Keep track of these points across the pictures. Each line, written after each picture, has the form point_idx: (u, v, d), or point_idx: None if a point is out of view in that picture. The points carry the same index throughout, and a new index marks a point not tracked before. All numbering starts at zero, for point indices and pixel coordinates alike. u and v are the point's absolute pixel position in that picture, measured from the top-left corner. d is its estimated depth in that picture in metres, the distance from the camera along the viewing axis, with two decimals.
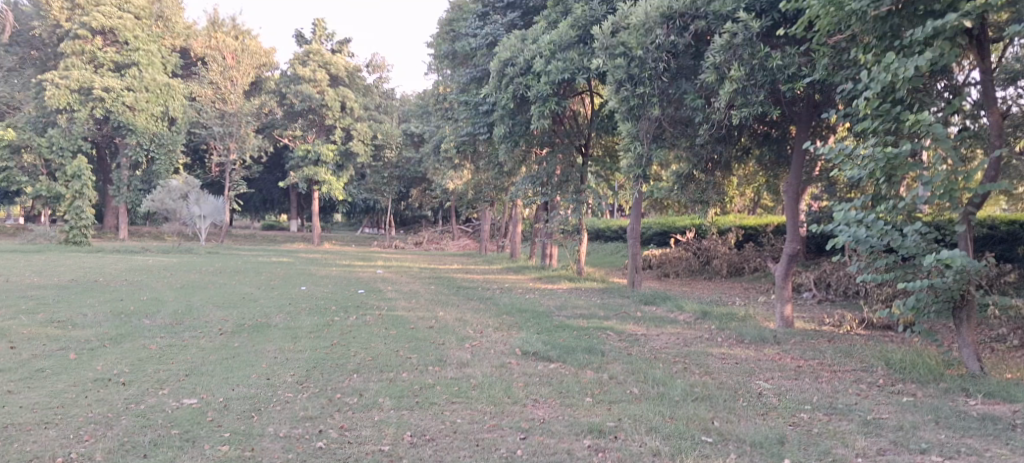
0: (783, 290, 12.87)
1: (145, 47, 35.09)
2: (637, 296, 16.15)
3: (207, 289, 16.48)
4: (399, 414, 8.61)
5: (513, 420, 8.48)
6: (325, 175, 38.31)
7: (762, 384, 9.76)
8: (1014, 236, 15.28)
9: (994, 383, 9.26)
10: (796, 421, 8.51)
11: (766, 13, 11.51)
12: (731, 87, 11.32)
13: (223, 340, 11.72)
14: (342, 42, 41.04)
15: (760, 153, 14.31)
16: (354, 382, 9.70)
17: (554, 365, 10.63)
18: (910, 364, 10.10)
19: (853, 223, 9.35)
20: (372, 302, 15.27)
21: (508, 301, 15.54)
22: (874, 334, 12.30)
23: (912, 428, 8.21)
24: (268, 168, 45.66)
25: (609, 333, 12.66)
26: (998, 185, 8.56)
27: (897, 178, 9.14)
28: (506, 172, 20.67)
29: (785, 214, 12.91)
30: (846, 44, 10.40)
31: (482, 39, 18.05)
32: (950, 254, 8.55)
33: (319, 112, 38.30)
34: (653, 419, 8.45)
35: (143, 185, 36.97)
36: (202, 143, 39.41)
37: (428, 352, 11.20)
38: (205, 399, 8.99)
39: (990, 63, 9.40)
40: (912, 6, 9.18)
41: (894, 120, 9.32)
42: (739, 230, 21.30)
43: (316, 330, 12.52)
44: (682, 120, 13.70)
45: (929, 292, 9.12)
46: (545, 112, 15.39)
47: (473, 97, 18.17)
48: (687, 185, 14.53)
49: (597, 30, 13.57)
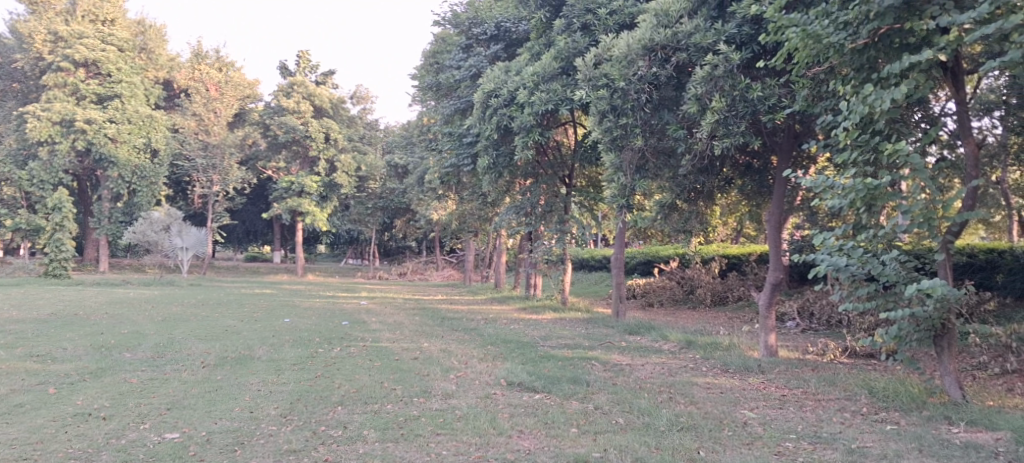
0: (767, 320, 12.94)
1: (128, 79, 35.06)
2: (622, 326, 16.13)
3: (190, 322, 16.31)
4: (384, 446, 8.54)
5: (499, 451, 8.44)
6: (309, 206, 38.08)
7: (747, 414, 9.76)
8: (993, 264, 15.41)
9: (976, 411, 9.31)
10: (781, 450, 8.51)
11: (746, 45, 11.73)
12: (713, 118, 11.49)
13: (205, 373, 11.60)
14: (327, 74, 41.20)
15: (741, 183, 14.44)
16: (338, 414, 9.62)
17: (539, 396, 10.60)
18: (893, 393, 10.14)
19: (835, 252, 9.47)
20: (357, 334, 15.15)
21: (493, 332, 15.47)
22: (857, 363, 12.36)
23: (896, 456, 8.24)
24: (252, 199, 45.48)
25: (595, 364, 12.66)
26: (976, 214, 8.67)
27: (877, 207, 9.24)
28: (490, 203, 20.71)
29: (768, 243, 13.00)
30: (825, 76, 10.58)
31: (466, 71, 18.26)
32: (931, 282, 8.62)
33: (304, 144, 38.56)
34: (638, 450, 8.42)
35: (125, 217, 36.67)
36: (184, 175, 39.21)
37: (413, 383, 11.13)
38: (187, 433, 8.88)
39: (966, 95, 9.56)
40: (888, 38, 9.34)
41: (873, 151, 9.47)
42: (722, 259, 21.48)
43: (300, 362, 12.43)
44: (664, 151, 13.76)
45: (910, 321, 9.19)
46: (529, 143, 15.52)
47: (457, 129, 18.12)
48: (670, 215, 14.87)
49: (580, 62, 13.78)
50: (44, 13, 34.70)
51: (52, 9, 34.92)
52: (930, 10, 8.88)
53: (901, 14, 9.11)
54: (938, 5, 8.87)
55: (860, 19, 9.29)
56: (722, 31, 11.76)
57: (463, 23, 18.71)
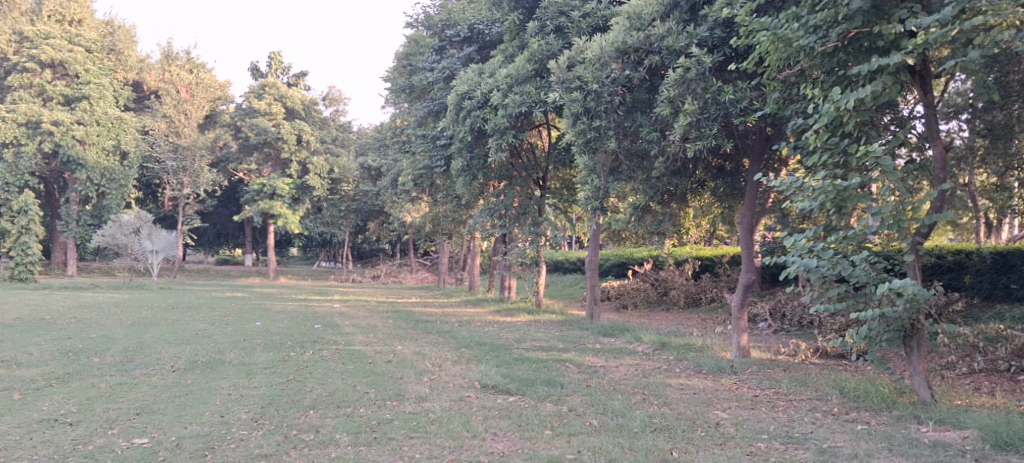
0: (739, 321, 13.03)
1: (97, 80, 34.58)
2: (596, 328, 16.17)
3: (160, 326, 16.13)
4: (357, 450, 8.50)
5: (472, 454, 8.42)
6: (280, 209, 37.70)
7: (719, 415, 9.81)
8: (961, 265, 15.51)
9: (944, 410, 9.44)
10: (753, 450, 8.55)
11: (718, 48, 11.83)
12: (685, 120, 11.53)
13: (175, 377, 11.47)
14: (299, 76, 40.97)
15: (714, 185, 14.43)
16: (310, 418, 9.53)
17: (513, 398, 10.58)
18: (864, 393, 10.24)
19: (805, 253, 9.57)
20: (330, 337, 15.05)
21: (467, 334, 15.41)
22: (828, 363, 12.48)
23: (866, 456, 8.31)
24: (222, 201, 45.02)
25: (570, 365, 12.69)
26: (945, 215, 8.82)
27: (846, 208, 9.34)
28: (464, 205, 20.66)
29: (740, 245, 13.09)
30: (795, 79, 10.71)
31: (439, 73, 18.13)
32: (902, 282, 8.78)
33: (275, 146, 38.38)
34: (612, 451, 8.44)
35: (93, 219, 36.13)
36: (154, 178, 38.72)
37: (386, 386, 11.10)
38: (157, 438, 8.77)
39: (934, 98, 9.71)
40: (858, 42, 9.49)
41: (842, 153, 9.58)
42: (695, 261, 21.59)
43: (272, 366, 12.33)
44: (638, 152, 13.77)
45: (880, 322, 9.29)
46: (502, 145, 15.45)
47: (430, 131, 18.04)
48: (644, 217, 14.89)
49: (553, 64, 13.80)
50: (8, 13, 33.98)
51: (17, 8, 34.26)
52: (899, 13, 9.07)
53: (869, 18, 9.30)
54: (906, 9, 9.08)
55: (829, 21, 9.43)
56: (695, 34, 11.84)
57: (437, 26, 18.70)
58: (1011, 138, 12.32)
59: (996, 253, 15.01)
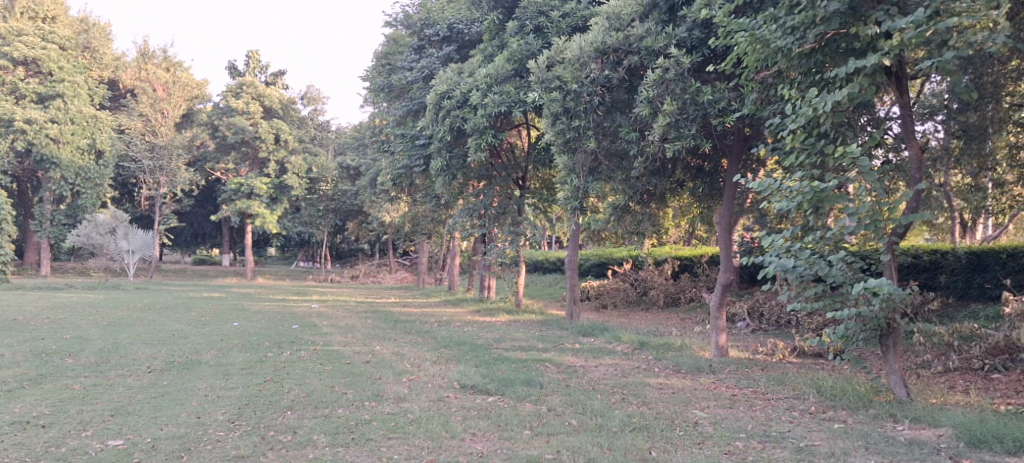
0: (717, 321, 13.08)
1: (71, 78, 34.19)
2: (576, 327, 16.17)
3: (136, 327, 15.97)
4: (335, 451, 8.45)
5: (451, 454, 8.40)
6: (258, 208, 37.46)
7: (698, 414, 9.84)
8: (936, 264, 15.62)
9: (919, 408, 9.53)
10: (731, 449, 8.59)
11: (697, 48, 11.90)
12: (664, 121, 11.54)
13: (151, 378, 11.37)
14: (276, 75, 40.79)
15: (693, 186, 14.49)
16: (287, 419, 9.47)
17: (492, 398, 10.56)
18: (841, 392, 10.30)
19: (783, 253, 9.63)
20: (308, 337, 14.98)
21: (446, 334, 15.37)
22: (806, 362, 12.55)
23: (843, 454, 8.37)
24: (199, 200, 44.68)
25: (549, 365, 12.68)
26: (921, 215, 8.91)
27: (824, 209, 9.40)
28: (443, 205, 20.63)
29: (719, 245, 13.15)
30: (772, 80, 10.77)
31: (418, 72, 18.10)
32: (878, 281, 8.84)
33: (253, 145, 38.19)
34: (590, 451, 8.43)
35: (68, 219, 35.73)
36: (131, 177, 38.37)
37: (365, 387, 11.05)
38: (132, 439, 8.69)
39: (909, 100, 9.80)
40: (835, 43, 9.56)
41: (819, 154, 9.65)
42: (675, 261, 21.67)
43: (249, 366, 12.25)
44: (617, 153, 13.80)
45: (857, 321, 9.37)
46: (482, 145, 15.41)
47: (409, 131, 17.98)
48: (624, 217, 14.93)
49: (533, 64, 13.80)
50: None
51: None
52: (875, 15, 9.14)
53: (846, 20, 9.37)
54: (882, 11, 9.15)
55: (807, 23, 9.48)
56: (674, 35, 11.86)
57: (416, 25, 18.69)
58: (985, 139, 12.45)
59: (971, 253, 15.17)
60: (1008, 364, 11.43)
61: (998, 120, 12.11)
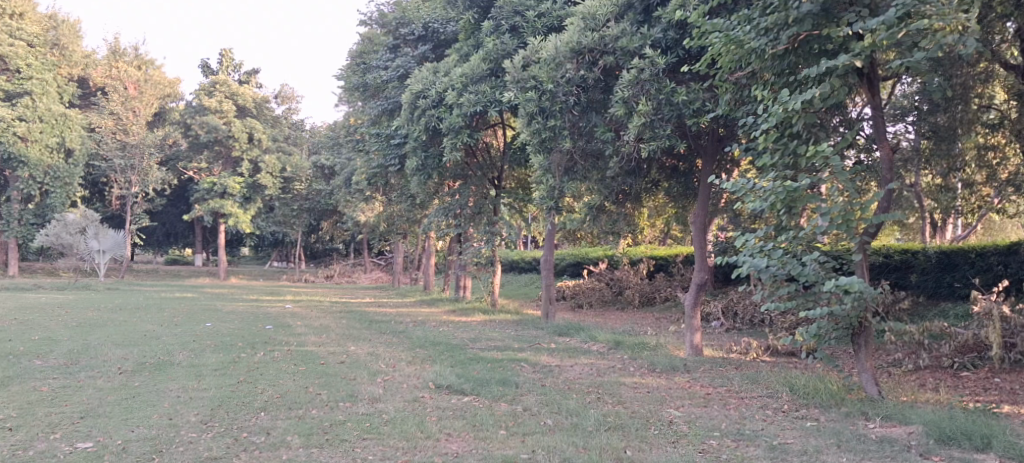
0: (692, 320, 13.15)
1: (40, 76, 33.48)
2: (552, 327, 16.18)
3: (107, 327, 15.76)
4: (309, 452, 8.39)
5: (426, 454, 8.38)
6: (231, 208, 37.14)
7: (673, 413, 9.89)
8: (907, 264, 15.84)
9: (890, 406, 9.63)
10: (706, 448, 8.64)
11: (671, 49, 11.95)
12: (639, 121, 11.56)
13: (122, 380, 11.22)
14: (250, 73, 40.49)
15: (668, 185, 14.56)
16: (260, 420, 9.40)
17: (468, 398, 10.54)
18: (813, 390, 10.37)
19: (756, 253, 9.67)
20: (282, 338, 14.87)
21: (422, 334, 15.32)
22: (779, 361, 12.65)
23: (816, 452, 8.44)
24: (171, 200, 44.23)
25: (525, 365, 12.68)
26: (892, 215, 9.00)
27: (796, 209, 9.47)
28: (418, 205, 20.58)
29: (693, 245, 13.22)
30: (746, 80, 10.81)
31: (393, 71, 18.01)
32: (849, 279, 8.90)
33: (226, 144, 37.87)
34: (566, 450, 8.44)
35: (36, 219, 35.22)
36: (101, 176, 37.88)
37: (339, 387, 10.97)
38: (102, 442, 8.57)
39: (881, 101, 9.91)
40: (807, 44, 9.65)
41: (791, 155, 9.72)
42: (650, 261, 21.76)
43: (222, 367, 12.12)
44: (593, 153, 13.82)
45: (829, 320, 9.45)
46: (457, 145, 15.34)
47: (384, 130, 17.88)
48: (599, 216, 14.96)
49: (508, 64, 13.77)
50: None
51: None
52: (847, 17, 9.22)
53: (818, 21, 9.43)
54: (854, 13, 9.22)
55: (780, 24, 9.55)
56: (649, 36, 11.93)
57: (391, 24, 18.68)
58: (954, 140, 12.46)
59: (941, 252, 15.35)
60: (977, 362, 11.71)
61: (967, 122, 12.29)
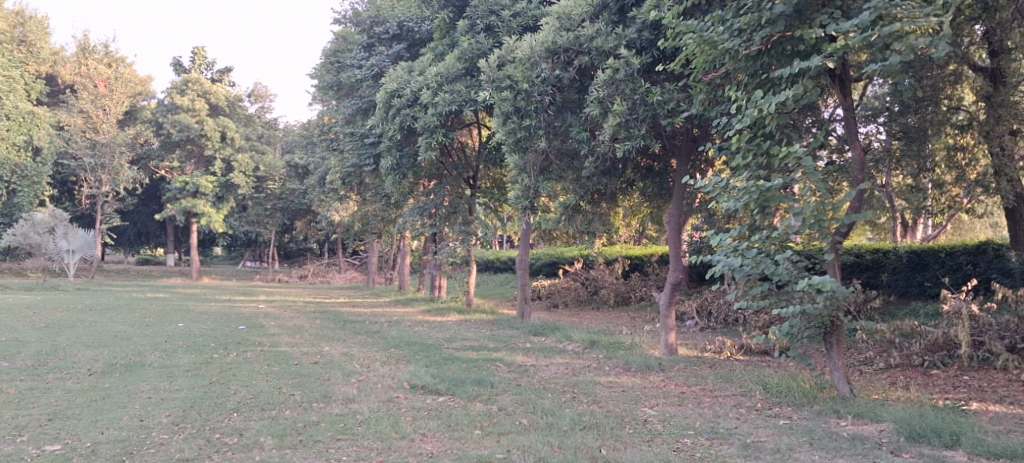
0: (666, 320, 13.21)
1: (7, 73, 32.91)
2: (527, 327, 16.18)
3: (76, 328, 15.56)
4: (282, 453, 8.32)
5: (401, 455, 8.33)
6: (204, 207, 36.78)
7: (648, 411, 9.93)
8: (878, 264, 16.04)
9: (861, 405, 9.72)
10: (680, 446, 8.67)
11: (646, 49, 11.99)
12: (614, 120, 11.58)
13: (91, 381, 11.06)
14: (223, 72, 40.13)
15: (643, 186, 14.63)
16: (233, 421, 9.32)
17: (442, 399, 10.50)
18: (786, 388, 10.45)
19: (730, 253, 9.72)
20: (255, 338, 14.76)
21: (396, 334, 15.26)
22: (752, 360, 12.74)
23: (788, 450, 8.50)
24: (143, 200, 43.76)
25: (500, 365, 12.66)
26: (863, 215, 9.09)
27: (769, 209, 9.53)
28: (393, 204, 20.51)
29: (668, 244, 13.28)
30: (721, 81, 10.86)
31: (368, 70, 17.90)
32: (821, 279, 8.96)
33: (199, 142, 37.53)
34: (541, 449, 8.44)
35: (3, 218, 34.60)
36: (71, 175, 37.37)
37: (313, 388, 10.89)
38: (70, 444, 8.45)
39: (853, 102, 9.99)
40: (781, 45, 9.71)
41: (765, 155, 9.78)
42: (625, 260, 21.85)
43: (194, 368, 12.00)
44: (568, 153, 13.86)
45: (801, 319, 9.52)
46: (433, 144, 15.25)
47: (359, 128, 17.78)
48: (575, 216, 14.99)
49: (484, 63, 13.75)
50: None
51: None
52: (820, 18, 9.29)
53: (791, 23, 9.49)
54: (827, 14, 9.30)
55: (753, 25, 9.62)
56: (623, 36, 11.96)
57: (365, 22, 18.61)
58: (924, 141, 12.62)
59: (911, 252, 15.53)
60: (946, 361, 11.82)
61: (938, 123, 12.47)
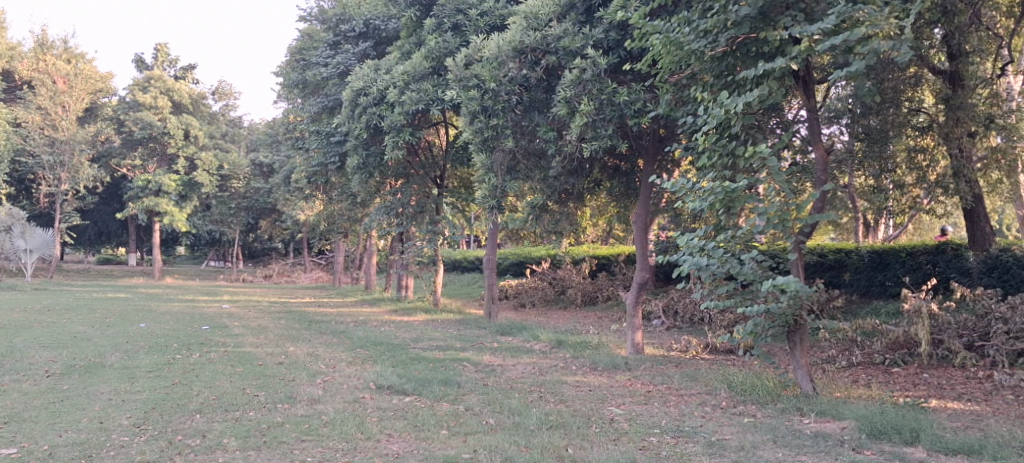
0: (633, 319, 13.26)
1: None
2: (494, 327, 16.16)
3: (32, 328, 15.24)
4: (246, 454, 8.22)
5: (366, 455, 8.26)
6: (167, 206, 36.28)
7: (614, 410, 9.96)
8: (840, 263, 16.38)
9: (824, 402, 9.83)
10: (646, 445, 8.70)
11: (613, 49, 12.06)
12: (582, 120, 11.56)
13: (49, 383, 10.86)
14: (186, 69, 39.60)
15: (610, 185, 14.70)
16: (195, 422, 9.19)
17: (408, 399, 10.45)
18: (750, 386, 10.56)
19: (696, 252, 9.77)
20: (218, 338, 14.58)
21: (363, 334, 15.15)
22: (717, 358, 12.86)
23: (752, 447, 8.56)
24: (104, 198, 43.02)
25: (466, 365, 12.61)
26: (826, 215, 9.19)
27: (735, 209, 9.60)
28: (359, 203, 20.39)
29: (635, 244, 13.34)
30: (687, 81, 10.93)
31: (334, 68, 17.79)
32: (785, 279, 9.05)
33: (161, 141, 37.03)
34: (508, 449, 8.43)
35: None
36: (29, 173, 36.65)
37: (278, 389, 10.78)
38: (26, 447, 8.27)
39: (816, 104, 10.10)
40: (746, 47, 9.81)
41: (730, 155, 9.85)
42: (592, 260, 21.92)
43: (156, 369, 11.82)
44: (535, 152, 13.88)
45: (766, 318, 9.62)
46: (399, 143, 15.17)
47: (325, 127, 17.64)
48: (542, 216, 14.99)
49: (451, 62, 13.70)
50: None
51: None
52: (784, 21, 9.39)
53: (756, 24, 9.57)
54: (790, 16, 9.40)
55: (719, 27, 9.70)
56: (591, 36, 12.02)
57: (331, 20, 18.47)
58: (886, 142, 12.86)
59: (873, 252, 15.81)
60: (907, 359, 12.00)
61: (898, 125, 12.72)
